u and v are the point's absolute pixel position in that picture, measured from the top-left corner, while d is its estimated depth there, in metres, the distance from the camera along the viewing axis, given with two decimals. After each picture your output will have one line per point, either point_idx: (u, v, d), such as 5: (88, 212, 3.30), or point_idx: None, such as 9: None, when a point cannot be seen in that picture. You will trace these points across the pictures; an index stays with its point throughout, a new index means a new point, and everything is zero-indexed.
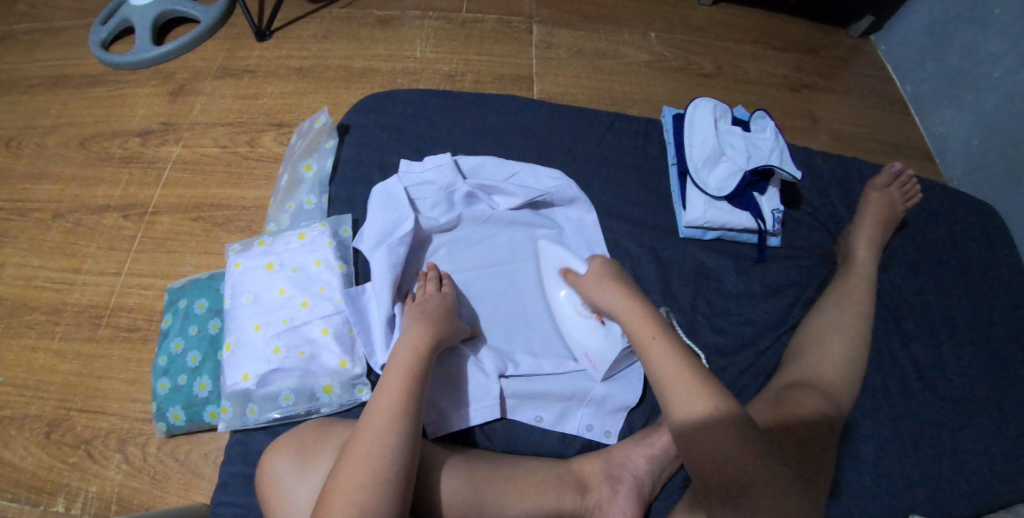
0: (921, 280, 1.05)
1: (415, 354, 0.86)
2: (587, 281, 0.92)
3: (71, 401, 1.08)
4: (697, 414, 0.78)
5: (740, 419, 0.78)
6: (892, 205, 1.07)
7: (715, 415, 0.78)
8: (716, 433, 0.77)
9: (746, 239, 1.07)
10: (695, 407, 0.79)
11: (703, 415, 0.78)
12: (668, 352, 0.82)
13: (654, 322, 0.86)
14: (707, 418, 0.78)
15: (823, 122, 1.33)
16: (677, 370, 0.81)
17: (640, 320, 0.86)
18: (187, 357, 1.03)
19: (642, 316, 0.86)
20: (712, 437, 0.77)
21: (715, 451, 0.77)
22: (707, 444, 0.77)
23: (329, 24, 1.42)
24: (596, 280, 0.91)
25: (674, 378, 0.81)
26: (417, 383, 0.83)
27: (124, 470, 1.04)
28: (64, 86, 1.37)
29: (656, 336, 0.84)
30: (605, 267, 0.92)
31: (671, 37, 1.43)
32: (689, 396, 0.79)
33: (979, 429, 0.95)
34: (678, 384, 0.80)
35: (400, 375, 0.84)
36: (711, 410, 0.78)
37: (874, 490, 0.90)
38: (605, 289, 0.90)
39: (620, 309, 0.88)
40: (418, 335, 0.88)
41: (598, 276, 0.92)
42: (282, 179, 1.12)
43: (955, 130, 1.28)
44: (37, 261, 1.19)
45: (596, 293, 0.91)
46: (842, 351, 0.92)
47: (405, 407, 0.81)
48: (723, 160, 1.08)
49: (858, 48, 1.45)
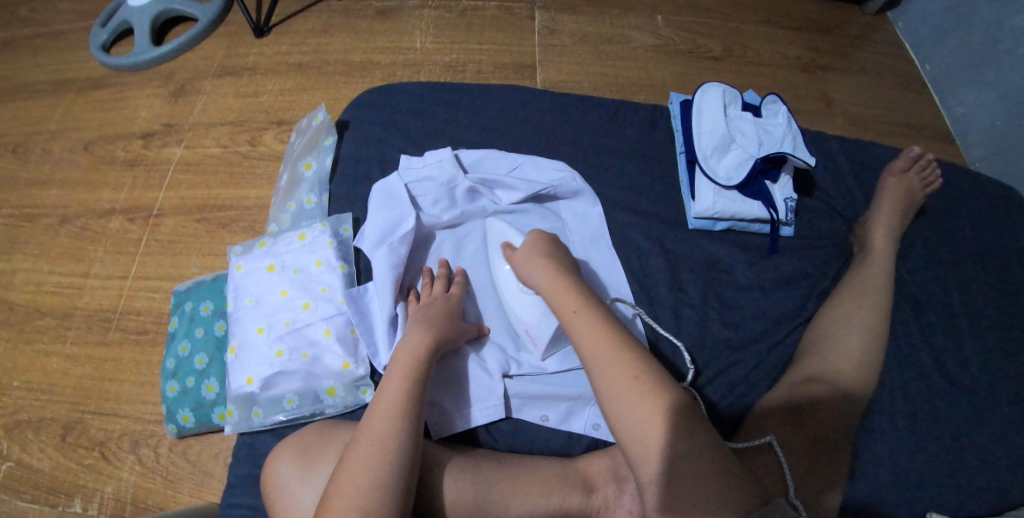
0: (940, 268, 1.02)
1: (417, 356, 0.84)
2: (519, 257, 0.91)
3: (84, 404, 1.09)
4: (613, 384, 0.76)
5: (659, 388, 0.75)
6: (910, 190, 1.03)
7: (632, 385, 0.76)
8: (633, 404, 0.75)
9: (757, 229, 1.04)
10: (610, 377, 0.77)
11: (619, 386, 0.76)
12: (589, 324, 0.81)
13: (576, 295, 0.84)
14: (624, 387, 0.76)
15: (838, 103, 1.29)
16: (597, 341, 0.79)
17: (563, 293, 0.84)
18: (194, 360, 1.03)
19: (564, 289, 0.85)
20: (629, 407, 0.75)
21: (633, 424, 0.74)
22: (625, 415, 0.75)
23: (328, 17, 1.40)
24: (527, 256, 0.90)
25: (592, 349, 0.79)
26: (418, 384, 0.82)
27: (137, 472, 1.05)
28: (68, 90, 1.37)
29: (577, 308, 0.82)
30: (539, 242, 0.91)
31: (678, 19, 1.38)
32: (609, 366, 0.77)
33: (1002, 421, 0.91)
34: (598, 355, 0.78)
35: (401, 378, 0.82)
36: (628, 379, 0.76)
37: (892, 486, 0.88)
38: (534, 264, 0.89)
39: (545, 284, 0.86)
40: (421, 336, 0.86)
41: (530, 250, 0.90)
42: (282, 179, 1.11)
43: (977, 109, 1.22)
44: (46, 266, 1.20)
45: (526, 269, 0.89)
46: (858, 344, 0.89)
47: (406, 411, 0.80)
48: (733, 148, 1.05)
49: (875, 24, 1.40)
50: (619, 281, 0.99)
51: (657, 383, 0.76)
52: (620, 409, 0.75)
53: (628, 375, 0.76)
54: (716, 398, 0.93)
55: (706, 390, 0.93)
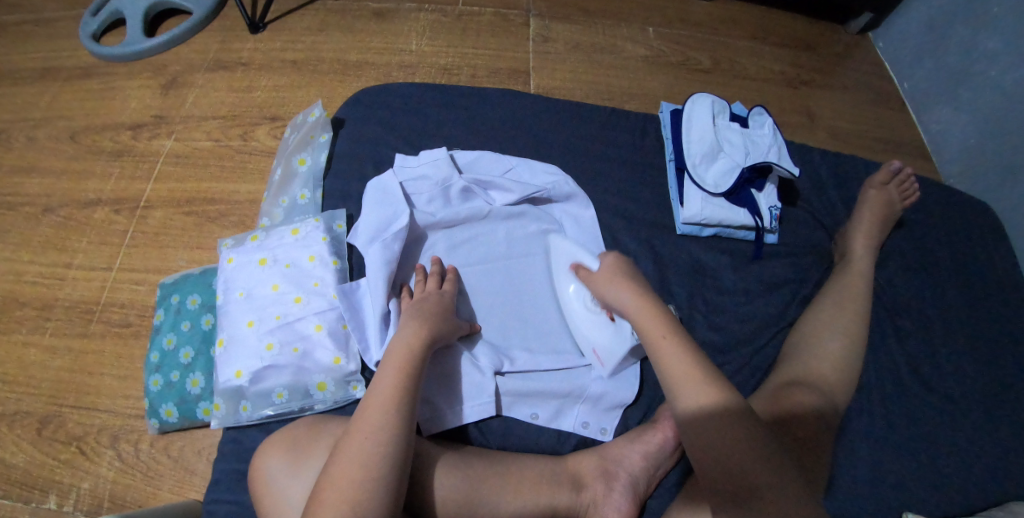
0: (916, 279, 1.05)
1: (411, 351, 0.85)
2: (601, 276, 0.89)
3: (62, 397, 1.07)
4: (712, 421, 0.76)
5: (749, 423, 0.76)
6: (890, 202, 1.07)
7: (724, 418, 0.76)
8: (725, 438, 0.76)
9: (743, 236, 1.07)
10: (704, 409, 0.77)
11: (720, 424, 0.76)
12: (678, 352, 0.81)
13: (664, 320, 0.83)
14: (716, 420, 0.77)
15: (821, 119, 1.33)
16: (688, 370, 0.79)
17: (650, 316, 0.84)
18: (180, 353, 1.02)
19: (653, 313, 0.84)
20: (722, 440, 0.76)
21: (727, 457, 0.75)
22: (716, 446, 0.76)
23: (324, 16, 1.40)
24: (608, 276, 0.89)
25: (682, 379, 0.79)
26: (411, 379, 0.83)
27: (116, 467, 1.03)
28: (55, 78, 1.35)
29: (666, 334, 0.82)
30: (618, 263, 0.90)
31: (669, 32, 1.42)
32: (709, 401, 0.77)
33: (974, 427, 0.95)
34: (689, 385, 0.79)
35: (394, 372, 0.83)
36: (719, 413, 0.77)
37: (869, 488, 0.90)
38: (616, 285, 0.88)
39: (629, 306, 0.86)
40: (414, 332, 0.87)
41: (610, 271, 0.89)
42: (275, 173, 1.11)
43: (952, 128, 1.27)
44: (27, 256, 1.18)
45: (606, 289, 0.88)
46: (839, 349, 0.92)
47: (399, 405, 0.80)
48: (721, 157, 1.07)
49: (856, 45, 1.45)
50: None
51: (747, 418, 0.77)
52: (711, 439, 0.76)
53: (723, 412, 0.77)
54: None
55: None
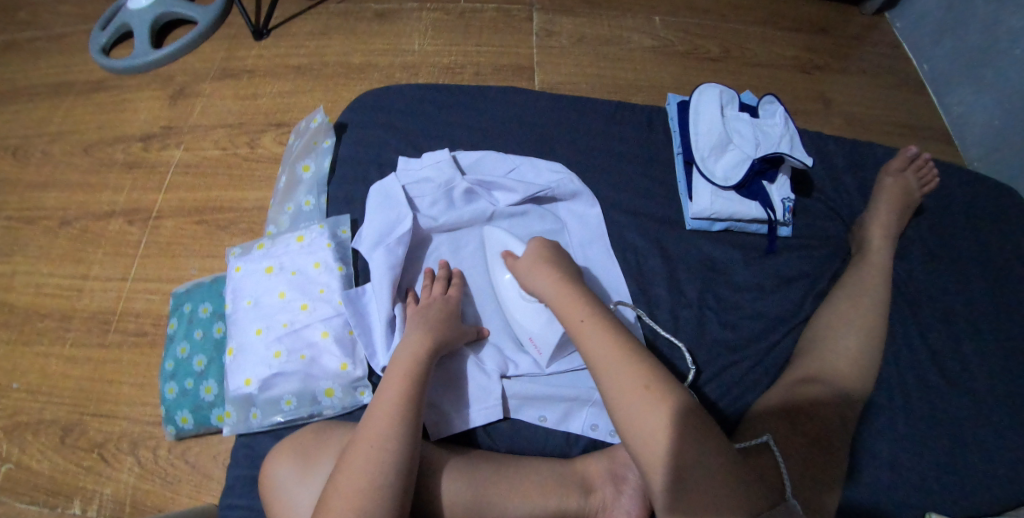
0: (938, 268, 1.01)
1: (416, 358, 0.84)
2: (523, 266, 0.89)
3: (83, 406, 1.10)
4: (626, 395, 0.76)
5: (672, 399, 0.75)
6: (908, 190, 1.03)
7: (641, 396, 0.75)
8: (645, 416, 0.74)
9: (755, 229, 1.04)
10: (622, 390, 0.76)
11: (632, 398, 0.75)
12: (597, 334, 0.79)
13: (582, 304, 0.83)
14: (635, 400, 0.75)
15: (836, 104, 1.29)
16: (608, 352, 0.78)
17: (568, 303, 0.83)
18: (193, 361, 1.04)
19: (570, 299, 0.83)
20: (641, 420, 0.74)
21: (647, 435, 0.74)
22: (639, 427, 0.74)
23: (327, 20, 1.40)
24: (531, 265, 0.88)
25: (602, 362, 0.78)
26: (417, 388, 0.82)
27: (136, 473, 1.05)
28: (68, 92, 1.37)
29: (585, 317, 0.81)
30: (542, 249, 0.90)
31: (676, 20, 1.38)
32: (622, 374, 0.76)
33: (1001, 421, 0.91)
34: (606, 367, 0.77)
35: (400, 379, 0.83)
36: (639, 390, 0.75)
37: (890, 485, 0.88)
38: (538, 274, 0.87)
39: (550, 294, 0.85)
40: (420, 338, 0.86)
41: (532, 261, 0.89)
42: (280, 181, 1.12)
43: (975, 108, 1.22)
44: (46, 268, 1.20)
45: (530, 278, 0.88)
46: (855, 343, 0.90)
47: (405, 413, 0.80)
48: (730, 149, 1.05)
49: (873, 25, 1.40)
50: (618, 281, 0.99)
51: (666, 393, 0.75)
52: (631, 419, 0.75)
53: (637, 386, 0.76)
54: (714, 398, 0.93)
55: (704, 390, 0.93)
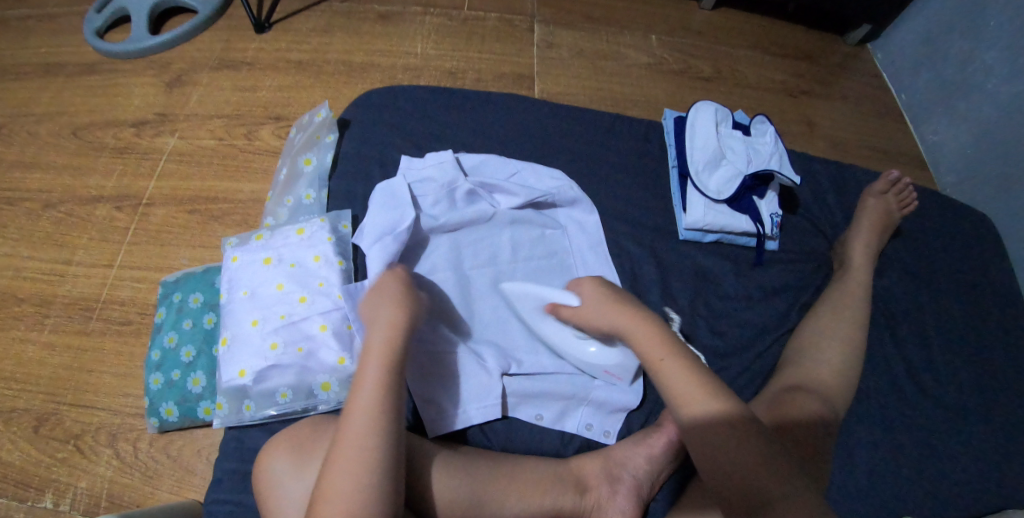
0: (914, 287, 1.07)
1: (388, 347, 0.84)
2: (586, 308, 0.88)
3: (60, 395, 1.06)
4: (715, 433, 0.77)
5: (753, 434, 0.77)
6: (888, 211, 1.08)
7: (730, 433, 0.77)
8: (734, 453, 0.76)
9: (744, 242, 1.08)
10: (709, 430, 0.78)
11: (725, 436, 0.77)
12: (677, 372, 0.81)
13: (659, 340, 0.83)
14: (720, 438, 0.77)
15: (820, 128, 1.34)
16: (689, 391, 0.80)
17: (645, 339, 0.84)
18: (181, 351, 1.02)
19: (647, 334, 0.84)
20: (729, 456, 0.76)
21: (737, 470, 0.76)
22: (732, 463, 0.76)
23: (329, 17, 1.41)
24: (594, 303, 0.88)
25: (685, 400, 0.79)
26: (393, 374, 0.82)
27: (114, 466, 1.02)
28: (57, 74, 1.34)
29: (664, 355, 0.82)
30: (603, 287, 0.90)
31: (671, 39, 1.43)
32: (711, 413, 0.78)
33: (970, 434, 0.96)
34: (691, 405, 0.79)
35: (375, 372, 0.82)
36: (724, 429, 0.77)
37: (868, 493, 0.91)
38: (606, 310, 0.87)
39: (622, 331, 0.85)
40: (388, 324, 0.86)
41: (596, 300, 0.88)
42: (281, 173, 1.12)
43: (949, 138, 1.30)
44: (27, 252, 1.17)
45: (594, 317, 0.88)
46: (838, 355, 0.94)
47: (383, 405, 0.79)
48: (723, 164, 1.08)
49: (855, 56, 1.47)
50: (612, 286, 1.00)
51: (750, 431, 0.77)
52: (719, 455, 0.77)
53: (723, 423, 0.77)
54: None
55: None
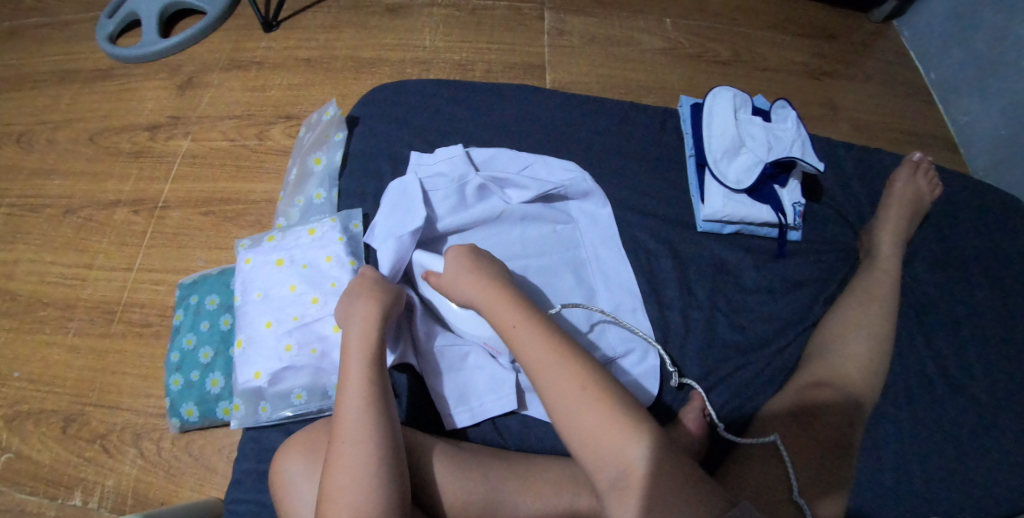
0: (945, 275, 1.02)
1: (368, 339, 0.83)
2: (446, 280, 0.87)
3: (85, 396, 1.08)
4: (561, 395, 0.75)
5: (609, 397, 0.74)
6: (917, 197, 1.04)
7: (577, 395, 0.74)
8: (584, 416, 0.74)
9: (765, 233, 1.05)
10: (564, 398, 0.75)
11: (575, 401, 0.74)
12: (531, 338, 0.78)
13: (513, 307, 0.81)
14: (571, 400, 0.74)
15: (844, 110, 1.30)
16: (541, 356, 0.77)
17: (499, 307, 0.81)
18: (199, 353, 1.02)
19: (502, 302, 0.81)
20: (577, 418, 0.74)
21: (585, 432, 0.73)
22: (578, 426, 0.74)
23: (337, 13, 1.40)
24: (454, 276, 0.86)
25: (538, 365, 0.77)
26: (375, 366, 0.82)
27: (139, 465, 1.04)
28: (73, 80, 1.36)
29: (516, 322, 0.80)
30: (461, 258, 0.87)
31: (686, 23, 1.39)
32: (558, 376, 0.76)
33: (1005, 427, 0.92)
34: (543, 367, 0.76)
35: (359, 367, 0.81)
36: (574, 389, 0.75)
37: (896, 490, 0.88)
38: (462, 284, 0.85)
39: (481, 301, 0.83)
40: (364, 318, 0.85)
41: (455, 271, 0.86)
42: (291, 173, 1.12)
43: (982, 117, 1.24)
44: (50, 257, 1.19)
45: (457, 290, 0.85)
46: (865, 347, 0.90)
47: (373, 400, 0.79)
48: (743, 151, 1.05)
49: (880, 33, 1.41)
50: (628, 281, 0.99)
51: (603, 392, 0.75)
52: (569, 420, 0.74)
53: (574, 386, 0.75)
54: (724, 401, 0.93)
55: (713, 392, 0.94)
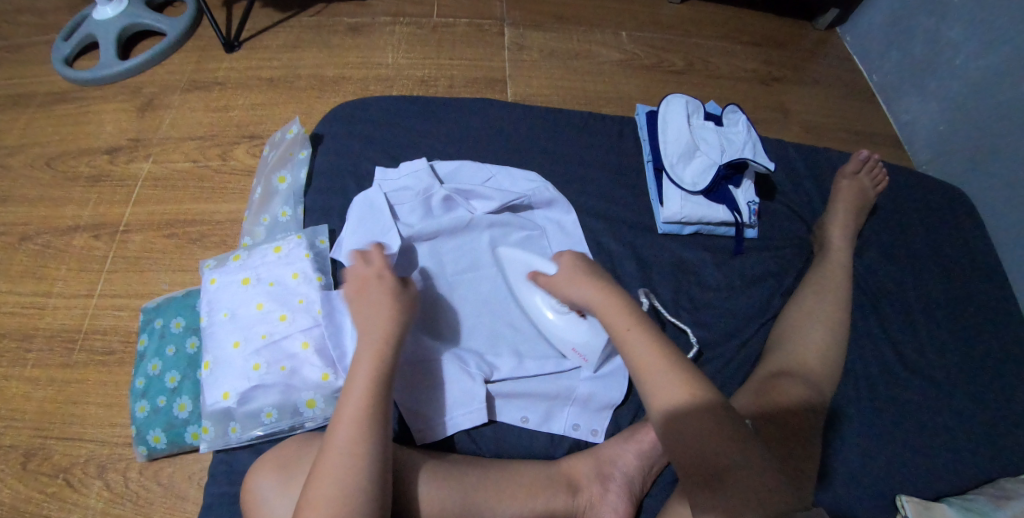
0: (896, 265, 1.07)
1: (380, 354, 0.83)
2: (559, 278, 0.88)
3: (46, 429, 1.05)
4: (671, 400, 0.76)
5: (714, 405, 0.75)
6: (863, 191, 1.08)
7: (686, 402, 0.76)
8: (694, 422, 0.75)
9: (723, 232, 1.08)
10: (677, 403, 0.76)
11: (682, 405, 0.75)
12: (644, 342, 0.80)
13: (629, 312, 0.83)
14: (682, 406, 0.76)
15: (795, 114, 1.35)
16: (655, 361, 0.78)
17: (614, 310, 0.83)
18: (165, 378, 1.01)
19: (617, 306, 0.83)
20: (687, 424, 0.75)
21: (693, 438, 0.74)
22: (686, 432, 0.75)
23: (299, 33, 1.41)
24: (568, 276, 0.87)
25: (649, 368, 0.78)
26: (380, 382, 0.81)
27: (105, 498, 1.01)
28: (27, 106, 1.34)
29: (631, 326, 0.81)
30: (575, 261, 0.89)
31: (642, 35, 1.44)
32: (670, 382, 0.77)
33: (960, 408, 0.96)
34: (655, 372, 0.78)
35: (364, 381, 0.81)
36: (684, 395, 0.76)
37: (862, 475, 0.91)
38: (581, 284, 0.86)
39: (595, 303, 0.84)
40: (380, 331, 0.84)
41: (571, 271, 0.88)
42: (256, 192, 1.11)
43: (922, 116, 1.30)
44: (5, 287, 1.16)
45: (569, 289, 0.87)
46: (823, 336, 0.93)
47: (372, 415, 0.79)
48: (697, 155, 1.08)
49: (825, 41, 1.48)
50: None
51: (712, 401, 0.76)
52: (679, 424, 0.75)
53: (685, 393, 0.76)
54: None
55: None
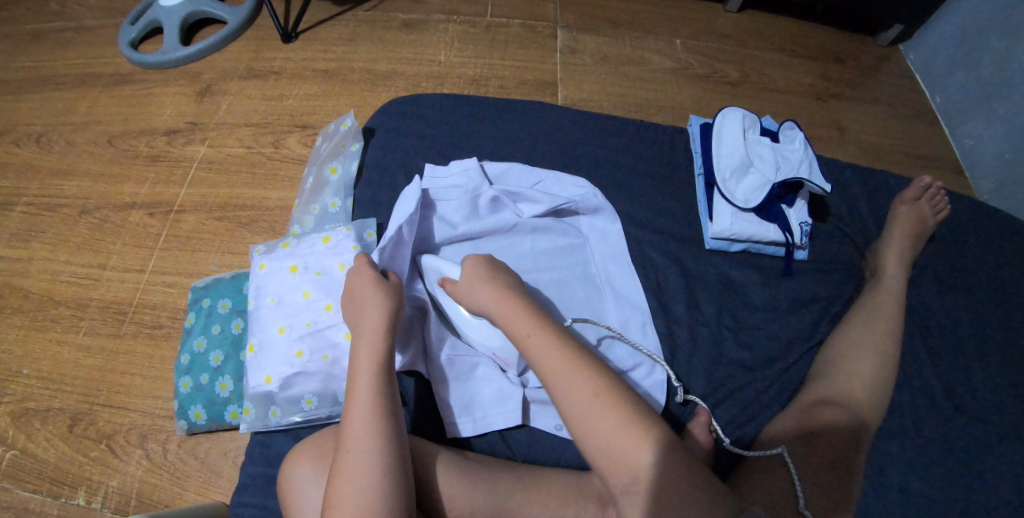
0: (951, 298, 1.04)
1: (376, 351, 0.83)
2: (463, 287, 0.87)
3: (93, 396, 1.09)
4: (578, 405, 0.76)
5: (625, 407, 0.75)
6: (922, 219, 1.06)
7: (590, 402, 0.75)
8: (596, 421, 0.75)
9: (772, 252, 1.06)
10: (580, 406, 0.76)
11: (582, 407, 0.75)
12: (544, 346, 0.79)
13: (528, 317, 0.81)
14: (585, 408, 0.75)
15: (850, 133, 1.32)
16: (556, 366, 0.77)
17: (513, 317, 0.82)
18: (209, 356, 1.03)
19: (515, 313, 0.82)
20: (593, 426, 0.75)
21: (602, 442, 0.75)
22: (592, 434, 0.75)
23: (355, 26, 1.43)
24: (469, 283, 0.86)
25: (551, 372, 0.78)
26: (383, 378, 0.82)
27: (144, 466, 1.04)
28: (93, 84, 1.38)
29: (531, 331, 0.80)
30: (477, 266, 0.87)
31: (697, 44, 1.42)
32: (573, 386, 0.76)
33: (1010, 451, 0.93)
34: (557, 377, 0.77)
35: (368, 379, 0.82)
36: (588, 398, 0.76)
37: (901, 512, 0.89)
38: (479, 292, 0.85)
39: (494, 310, 0.83)
40: (373, 328, 0.85)
41: (470, 278, 0.86)
42: (308, 182, 1.13)
43: (988, 143, 1.26)
44: (63, 257, 1.20)
45: (471, 298, 0.86)
46: (870, 367, 0.91)
47: (381, 415, 0.79)
48: (751, 171, 1.07)
49: (887, 58, 1.44)
50: (637, 298, 1.00)
51: (617, 400, 0.76)
52: (586, 426, 0.75)
53: (587, 393, 0.76)
54: (730, 417, 0.94)
55: (720, 409, 0.95)
